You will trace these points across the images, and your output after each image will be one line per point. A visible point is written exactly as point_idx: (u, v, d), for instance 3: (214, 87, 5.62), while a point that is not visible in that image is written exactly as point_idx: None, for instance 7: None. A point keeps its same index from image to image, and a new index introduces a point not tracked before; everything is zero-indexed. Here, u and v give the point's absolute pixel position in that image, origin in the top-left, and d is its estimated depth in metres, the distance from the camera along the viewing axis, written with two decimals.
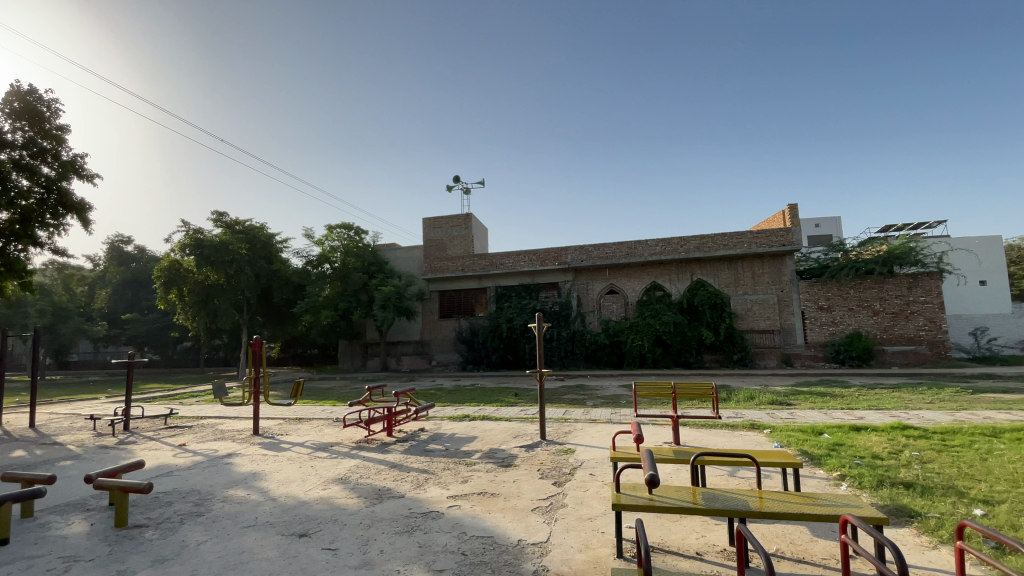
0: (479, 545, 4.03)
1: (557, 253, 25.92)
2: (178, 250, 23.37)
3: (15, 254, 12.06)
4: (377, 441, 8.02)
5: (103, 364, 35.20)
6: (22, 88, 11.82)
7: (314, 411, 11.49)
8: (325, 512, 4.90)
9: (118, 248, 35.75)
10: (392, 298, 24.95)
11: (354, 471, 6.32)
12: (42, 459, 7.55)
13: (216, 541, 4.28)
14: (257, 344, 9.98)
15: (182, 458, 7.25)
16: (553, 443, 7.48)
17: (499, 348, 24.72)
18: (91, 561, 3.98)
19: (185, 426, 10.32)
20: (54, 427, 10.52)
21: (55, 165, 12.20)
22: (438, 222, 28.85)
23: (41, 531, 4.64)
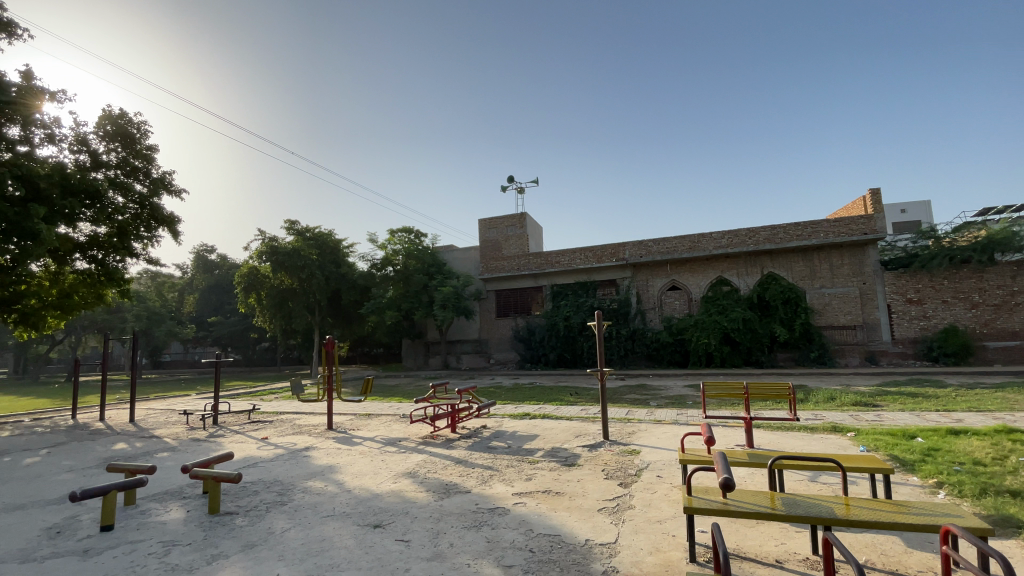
0: (547, 543, 4.03)
1: (614, 249, 25.54)
2: (256, 257, 25.12)
3: (116, 264, 13.46)
4: (442, 438, 8.22)
5: (192, 364, 38.52)
6: (114, 112, 13.11)
7: (382, 407, 12.00)
8: (396, 504, 5.10)
9: (203, 257, 38.98)
10: (451, 298, 25.55)
11: (422, 466, 6.52)
12: (145, 450, 8.38)
13: (299, 529, 4.56)
14: (329, 344, 10.53)
15: (265, 450, 7.80)
16: (616, 443, 7.35)
17: (557, 347, 24.60)
18: (189, 546, 4.35)
19: (266, 421, 11.09)
20: (154, 422, 11.63)
21: (146, 183, 13.53)
22: (494, 223, 29.28)
23: (144, 517, 5.14)
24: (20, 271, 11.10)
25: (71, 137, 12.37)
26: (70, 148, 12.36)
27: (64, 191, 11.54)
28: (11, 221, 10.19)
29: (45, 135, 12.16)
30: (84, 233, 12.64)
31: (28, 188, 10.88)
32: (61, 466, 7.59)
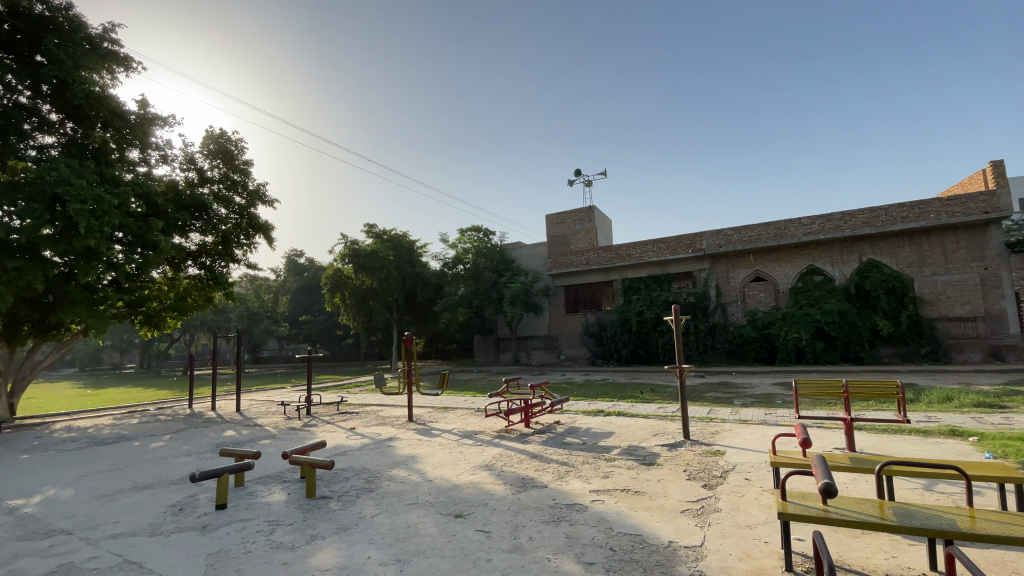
0: (628, 543, 3.95)
1: (690, 240, 24.46)
2: (339, 259, 26.86)
3: (222, 270, 14.92)
4: (517, 432, 8.29)
5: (286, 358, 42.04)
6: (216, 133, 14.54)
7: (458, 401, 12.36)
8: (476, 495, 5.23)
9: (293, 261, 42.25)
10: (520, 294, 25.74)
11: (499, 459, 6.64)
12: (250, 437, 9.25)
13: (386, 515, 4.82)
14: (407, 340, 11.00)
15: (353, 439, 8.34)
16: (698, 443, 7.05)
17: (630, 343, 24.05)
18: (290, 526, 4.74)
19: (353, 412, 11.83)
20: (257, 412, 12.80)
21: (244, 195, 14.87)
22: (561, 218, 29.01)
23: (252, 498, 5.67)
24: (145, 278, 12.62)
25: (181, 157, 13.86)
26: (181, 167, 13.86)
27: (178, 205, 12.99)
28: (135, 234, 11.62)
29: (160, 156, 13.72)
30: (195, 242, 14.14)
31: (148, 204, 12.33)
32: (182, 449, 8.59)
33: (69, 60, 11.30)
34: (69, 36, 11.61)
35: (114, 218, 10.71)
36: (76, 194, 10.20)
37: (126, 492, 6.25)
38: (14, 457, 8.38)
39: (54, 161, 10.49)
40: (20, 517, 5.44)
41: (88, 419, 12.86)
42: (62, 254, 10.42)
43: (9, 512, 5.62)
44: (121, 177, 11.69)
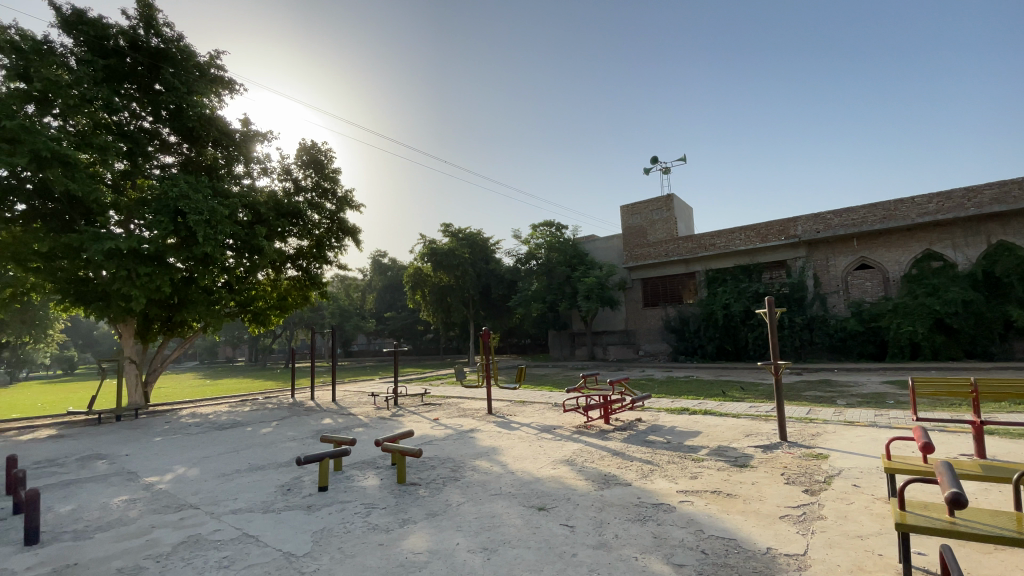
0: (721, 546, 3.77)
1: (782, 226, 22.70)
2: (419, 258, 28.05)
3: (317, 271, 16.18)
4: (597, 429, 8.19)
5: (374, 352, 44.83)
6: (308, 144, 15.70)
7: (535, 395, 12.46)
8: (558, 489, 5.24)
9: (377, 261, 44.80)
10: (595, 288, 25.09)
11: (579, 454, 6.60)
12: (345, 425, 9.97)
13: (472, 504, 4.97)
14: (485, 334, 11.24)
15: (437, 430, 8.70)
16: (795, 445, 6.56)
17: (716, 338, 22.92)
18: (385, 509, 5.05)
19: (436, 404, 12.34)
20: (349, 402, 13.75)
21: (335, 202, 15.99)
22: (637, 208, 28.16)
23: (349, 482, 6.12)
24: (252, 280, 14.00)
25: (279, 168, 15.16)
26: (279, 178, 15.17)
27: (279, 213, 14.24)
28: (243, 240, 12.93)
29: (262, 169, 15.11)
30: (293, 247, 15.44)
31: (253, 213, 13.65)
32: (286, 435, 9.44)
33: (183, 86, 12.77)
34: (182, 65, 13.09)
35: (225, 227, 12.00)
36: (194, 207, 11.53)
37: (242, 473, 6.99)
38: (152, 439, 9.66)
39: (175, 178, 11.91)
40: (158, 492, 6.26)
41: (209, 406, 14.53)
42: (184, 261, 11.83)
43: (149, 487, 6.49)
44: (230, 189, 13.03)
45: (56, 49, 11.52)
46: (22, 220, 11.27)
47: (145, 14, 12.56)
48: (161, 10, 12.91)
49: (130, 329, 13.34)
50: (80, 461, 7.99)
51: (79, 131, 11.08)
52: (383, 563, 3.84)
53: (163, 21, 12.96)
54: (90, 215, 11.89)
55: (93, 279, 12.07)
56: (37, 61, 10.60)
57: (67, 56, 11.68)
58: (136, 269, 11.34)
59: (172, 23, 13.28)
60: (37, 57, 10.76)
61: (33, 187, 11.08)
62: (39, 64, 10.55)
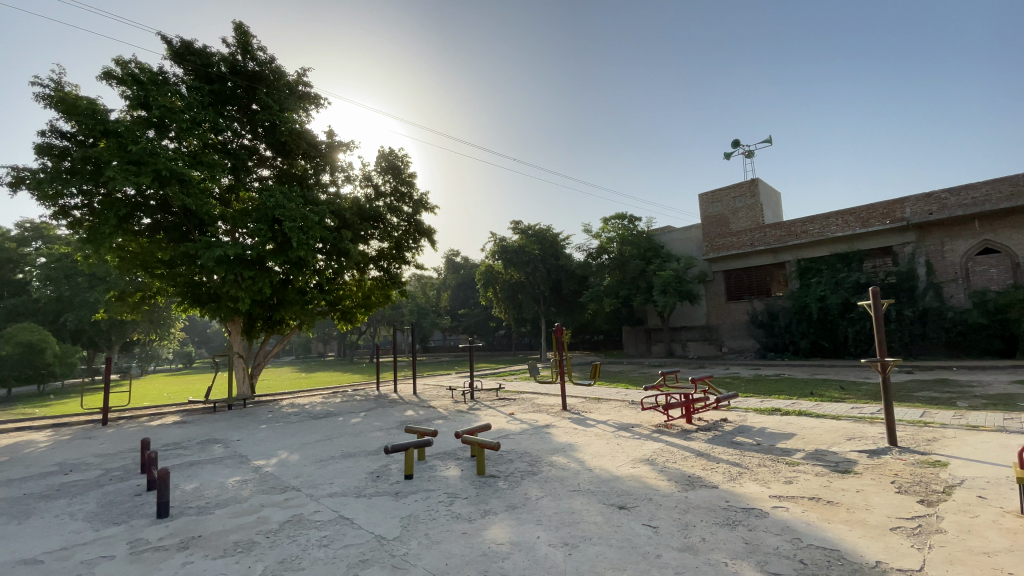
0: (821, 557, 3.50)
1: (887, 209, 20.47)
2: (491, 256, 28.58)
3: (397, 270, 17.05)
4: (678, 428, 7.90)
5: (449, 348, 46.48)
6: (386, 152, 16.51)
7: (611, 392, 12.25)
8: (639, 489, 5.13)
9: (450, 261, 46.22)
10: (671, 282, 24.13)
11: (660, 454, 6.41)
12: (426, 417, 10.41)
13: (551, 498, 5.00)
14: (559, 331, 11.21)
15: (514, 424, 8.83)
16: (906, 451, 5.93)
17: (810, 333, 21.29)
18: (466, 499, 5.22)
19: (511, 398, 12.53)
20: (429, 396, 14.34)
21: (412, 205, 16.74)
22: (717, 196, 26.70)
23: (432, 471, 6.39)
24: (339, 281, 15.00)
25: (361, 176, 16.11)
26: (361, 184, 16.12)
27: (362, 217, 15.16)
28: (332, 244, 13.89)
29: (346, 176, 16.12)
30: (375, 248, 16.35)
31: (339, 219, 14.61)
32: (373, 425, 10.04)
33: (276, 105, 13.94)
34: (273, 84, 14.30)
35: (315, 232, 12.95)
36: (289, 214, 12.59)
37: (337, 459, 7.53)
38: (259, 426, 10.71)
39: (272, 190, 12.99)
40: (265, 474, 6.93)
41: (305, 397, 15.81)
42: (281, 264, 12.93)
43: (258, 470, 7.20)
44: (319, 198, 14.04)
45: (170, 79, 13.01)
46: (148, 232, 12.80)
47: (241, 41, 13.85)
48: (255, 36, 14.18)
49: (238, 327, 14.77)
50: (200, 444, 9.02)
51: (191, 151, 12.45)
52: (467, 551, 3.97)
53: (257, 46, 14.22)
54: (202, 225, 13.32)
55: (206, 284, 13.50)
56: (155, 90, 12.00)
57: (178, 84, 13.15)
58: (241, 273, 12.54)
59: (265, 47, 14.55)
60: (155, 87, 12.21)
61: (156, 203, 12.57)
62: (157, 93, 11.96)
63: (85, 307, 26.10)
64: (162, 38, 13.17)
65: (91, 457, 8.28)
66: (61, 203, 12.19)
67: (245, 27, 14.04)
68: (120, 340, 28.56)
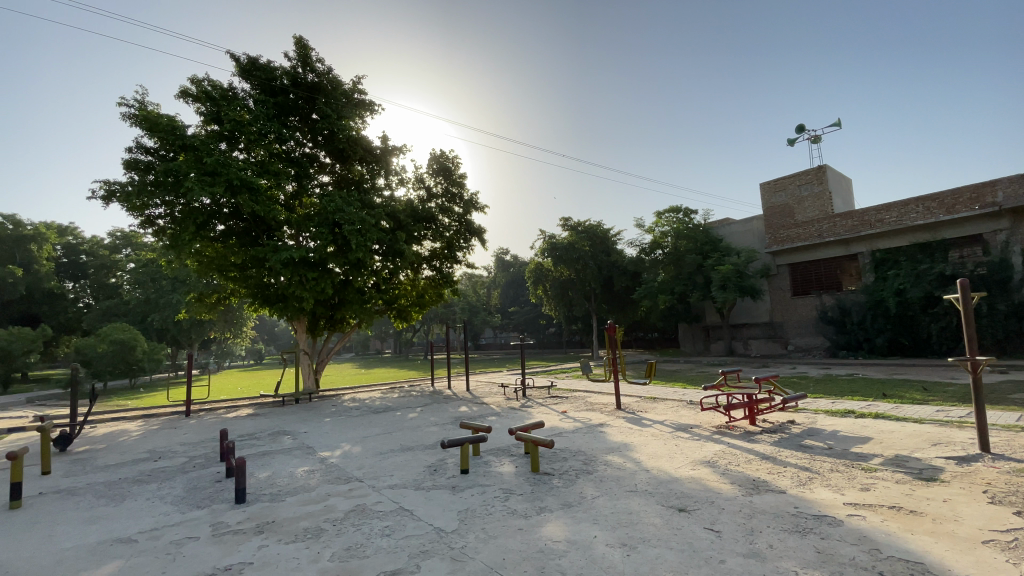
0: (903, 570, 3.25)
1: (975, 193, 18.63)
2: (540, 253, 28.55)
3: (448, 270, 17.41)
4: (740, 430, 7.57)
5: (500, 345, 46.96)
6: (438, 154, 16.87)
7: (667, 391, 11.92)
8: (700, 492, 4.97)
9: (500, 259, 46.53)
10: (731, 277, 23.09)
11: (722, 456, 6.17)
12: (479, 414, 10.57)
13: (607, 498, 4.94)
14: (612, 328, 11.04)
15: (567, 423, 8.79)
16: (1002, 458, 5.38)
17: (887, 330, 19.84)
18: (522, 495, 5.26)
19: (563, 397, 12.46)
20: (482, 392, 14.53)
21: (462, 205, 17.03)
22: (780, 185, 24.92)
23: (487, 467, 6.48)
24: (395, 281, 15.53)
25: (413, 179, 16.57)
26: (415, 186, 16.56)
27: (416, 218, 15.60)
28: (387, 246, 14.39)
29: (400, 179, 16.61)
30: (428, 249, 16.76)
31: (394, 221, 15.10)
32: (429, 420, 10.31)
33: (334, 113, 14.57)
34: (331, 94, 14.95)
35: (372, 235, 13.48)
36: (348, 218, 13.18)
37: (396, 453, 7.80)
38: (323, 419, 11.27)
39: (331, 195, 13.62)
40: (330, 465, 7.30)
41: (365, 392, 16.48)
42: (341, 266, 13.55)
43: (324, 461, 7.59)
44: (375, 201, 14.58)
45: (238, 94, 13.91)
46: (222, 238, 13.76)
47: (301, 54, 14.60)
48: (314, 48, 14.87)
49: (303, 325, 15.61)
50: (271, 436, 9.61)
51: (258, 161, 13.27)
52: (524, 547, 4.00)
53: (316, 58, 14.93)
54: (269, 230, 14.20)
55: (273, 285, 14.38)
56: (225, 105, 12.87)
57: (246, 99, 14.04)
58: (306, 275, 13.25)
59: (323, 59, 15.25)
60: (225, 102, 13.11)
61: (228, 211, 13.49)
62: (227, 107, 12.84)
63: (168, 308, 28.48)
64: (230, 56, 14.11)
65: (177, 446, 9.03)
66: (147, 213, 13.35)
67: (304, 41, 14.77)
68: (199, 338, 30.93)
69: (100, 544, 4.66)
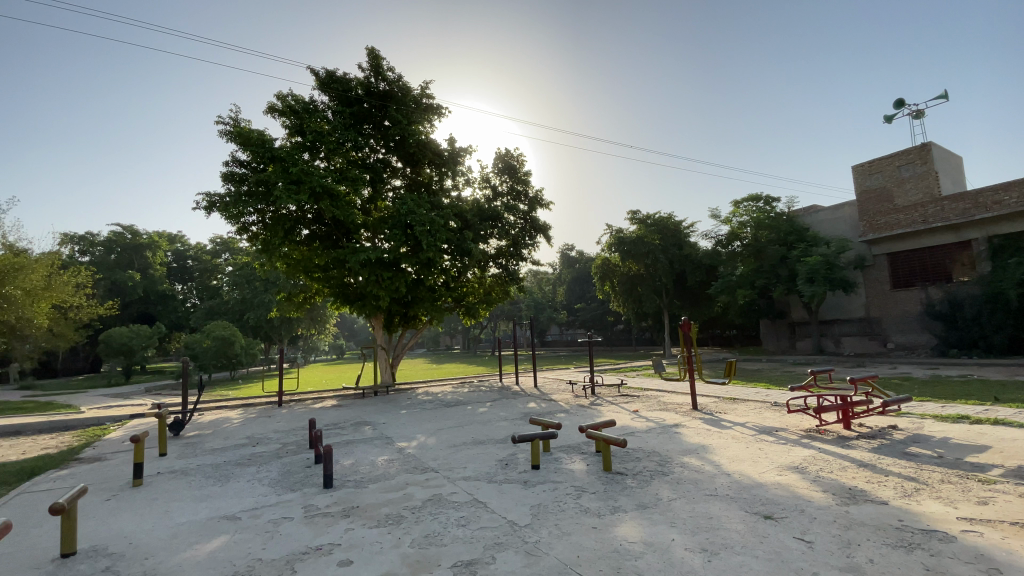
0: None
1: None
2: (608, 248, 28.02)
3: (514, 267, 17.59)
4: (833, 434, 7.01)
5: (567, 342, 46.81)
6: (503, 153, 17.04)
7: (747, 392, 11.27)
8: (787, 499, 4.66)
9: (566, 255, 46.14)
10: (820, 269, 21.35)
11: (812, 462, 5.75)
12: (549, 410, 10.59)
13: (685, 501, 4.77)
14: (686, 325, 10.62)
15: (640, 422, 8.58)
16: None
17: (1008, 325, 17.79)
18: (594, 494, 5.21)
19: (634, 395, 12.17)
20: (551, 389, 14.56)
21: (527, 202, 17.15)
22: (875, 167, 22.50)
23: (558, 464, 6.48)
24: (463, 279, 15.91)
25: (479, 179, 16.89)
26: (481, 186, 16.87)
27: (483, 217, 15.94)
28: (456, 245, 14.82)
29: (466, 179, 17.00)
30: (494, 247, 16.99)
31: (461, 220, 15.52)
32: (499, 415, 10.48)
33: (405, 119, 15.17)
34: (402, 100, 15.55)
35: (441, 234, 13.95)
36: (419, 220, 13.70)
37: (468, 446, 8.00)
38: (400, 411, 11.82)
39: (403, 198, 14.20)
40: (407, 455, 7.63)
41: (437, 387, 17.08)
42: (413, 266, 14.11)
43: (401, 451, 7.96)
44: (443, 202, 15.08)
45: (318, 106, 14.88)
46: (307, 241, 14.79)
47: (374, 65, 15.33)
48: (385, 58, 15.57)
49: (379, 322, 16.46)
50: (353, 426, 10.23)
51: (337, 168, 14.12)
52: (599, 546, 3.96)
53: (387, 67, 15.61)
54: (348, 233, 15.09)
55: (352, 284, 15.28)
56: (307, 117, 13.87)
57: (325, 110, 14.98)
58: (381, 274, 13.92)
59: (393, 68, 15.92)
60: (307, 115, 14.10)
61: (312, 216, 14.49)
62: (309, 120, 13.79)
63: (262, 307, 31.13)
64: (310, 71, 15.10)
65: (272, 433, 9.86)
66: (242, 221, 14.64)
67: (377, 51, 15.50)
68: (288, 334, 33.55)
69: (210, 520, 5.19)
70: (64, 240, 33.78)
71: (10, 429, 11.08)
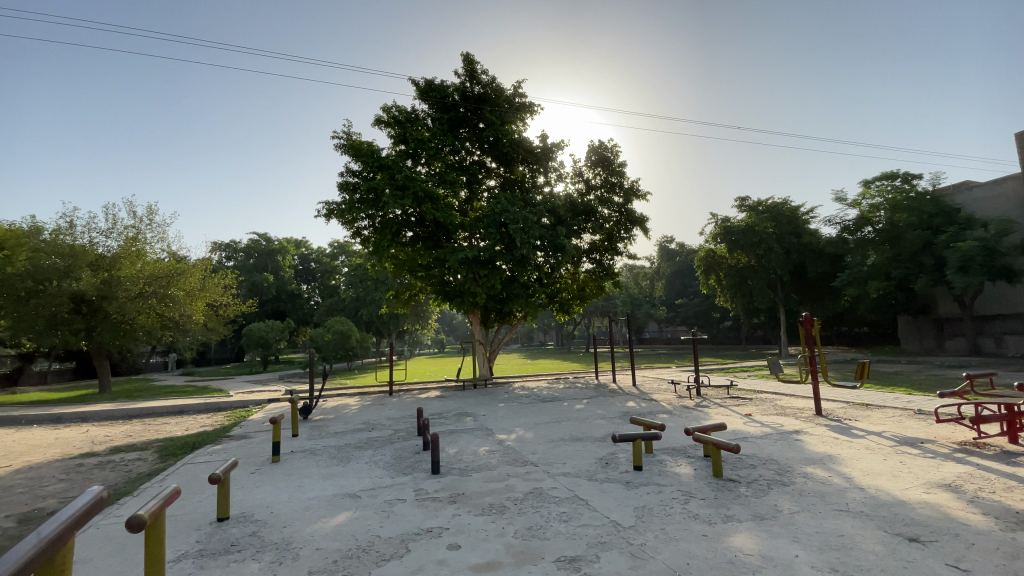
0: None
1: None
2: (712, 239, 26.30)
3: (609, 262, 17.22)
4: (995, 449, 5.95)
5: (668, 339, 44.92)
6: (596, 145, 16.69)
7: (883, 398, 9.91)
8: (936, 520, 4.04)
9: (665, 248, 44.16)
10: (976, 255, 18.09)
11: (970, 481, 4.91)
12: (650, 410, 10.22)
13: (810, 515, 4.34)
14: (807, 322, 9.61)
15: (753, 426, 7.96)
16: None
17: None
18: (703, 500, 4.93)
19: (745, 397, 11.31)
20: (651, 388, 14.03)
21: (622, 194, 16.70)
22: None
23: (662, 467, 6.22)
24: (556, 275, 15.88)
25: (572, 173, 16.78)
26: (574, 180, 16.75)
27: (575, 211, 15.77)
28: (549, 241, 14.85)
29: (559, 173, 16.96)
30: (587, 241, 16.78)
31: (554, 216, 15.50)
32: (598, 413, 10.34)
33: (499, 120, 15.48)
34: (495, 101, 15.87)
35: (535, 231, 14.05)
36: (513, 218, 14.01)
37: (567, 442, 7.99)
38: (498, 405, 12.15)
39: (497, 198, 14.56)
40: (507, 447, 7.82)
41: (534, 382, 17.26)
42: (508, 263, 14.40)
43: (502, 443, 8.18)
44: (536, 199, 15.20)
45: (419, 115, 15.76)
46: (411, 242, 15.73)
47: (469, 70, 15.87)
48: (479, 62, 16.05)
49: (476, 318, 17.00)
50: (456, 417, 10.71)
51: (436, 171, 14.82)
52: (710, 555, 3.75)
53: (481, 71, 16.08)
54: (447, 234, 15.79)
55: (452, 282, 15.97)
56: (409, 126, 14.79)
57: (425, 118, 15.83)
58: (478, 272, 14.36)
59: (488, 71, 16.35)
60: (409, 124, 15.00)
61: (415, 219, 15.40)
62: (411, 129, 14.70)
63: (373, 304, 33.96)
64: (412, 82, 16.05)
65: (384, 420, 10.67)
66: (355, 226, 15.97)
67: (471, 56, 16.02)
68: (397, 328, 36.11)
69: (335, 497, 5.76)
70: (215, 248, 39.46)
71: (179, 409, 13.20)
